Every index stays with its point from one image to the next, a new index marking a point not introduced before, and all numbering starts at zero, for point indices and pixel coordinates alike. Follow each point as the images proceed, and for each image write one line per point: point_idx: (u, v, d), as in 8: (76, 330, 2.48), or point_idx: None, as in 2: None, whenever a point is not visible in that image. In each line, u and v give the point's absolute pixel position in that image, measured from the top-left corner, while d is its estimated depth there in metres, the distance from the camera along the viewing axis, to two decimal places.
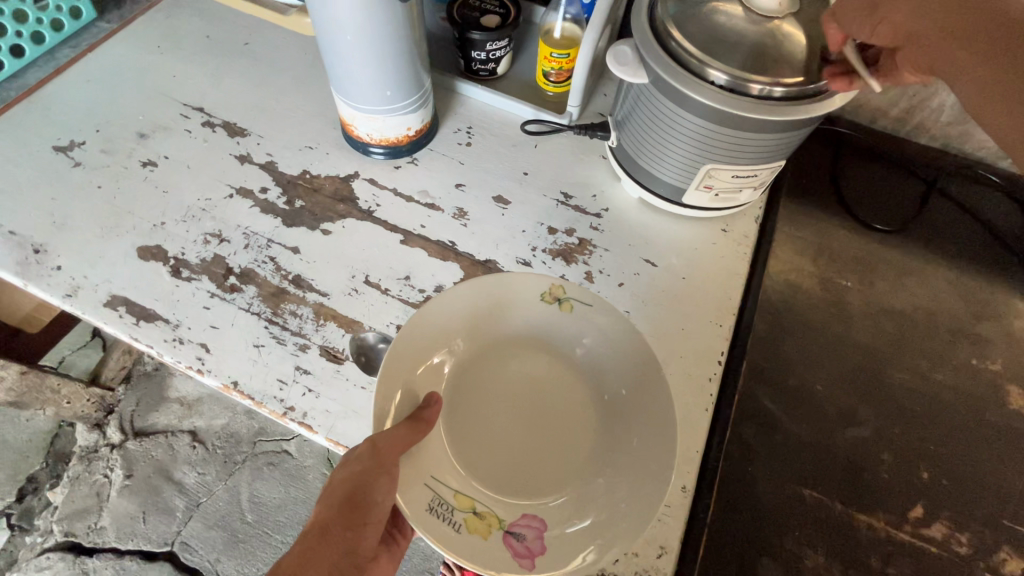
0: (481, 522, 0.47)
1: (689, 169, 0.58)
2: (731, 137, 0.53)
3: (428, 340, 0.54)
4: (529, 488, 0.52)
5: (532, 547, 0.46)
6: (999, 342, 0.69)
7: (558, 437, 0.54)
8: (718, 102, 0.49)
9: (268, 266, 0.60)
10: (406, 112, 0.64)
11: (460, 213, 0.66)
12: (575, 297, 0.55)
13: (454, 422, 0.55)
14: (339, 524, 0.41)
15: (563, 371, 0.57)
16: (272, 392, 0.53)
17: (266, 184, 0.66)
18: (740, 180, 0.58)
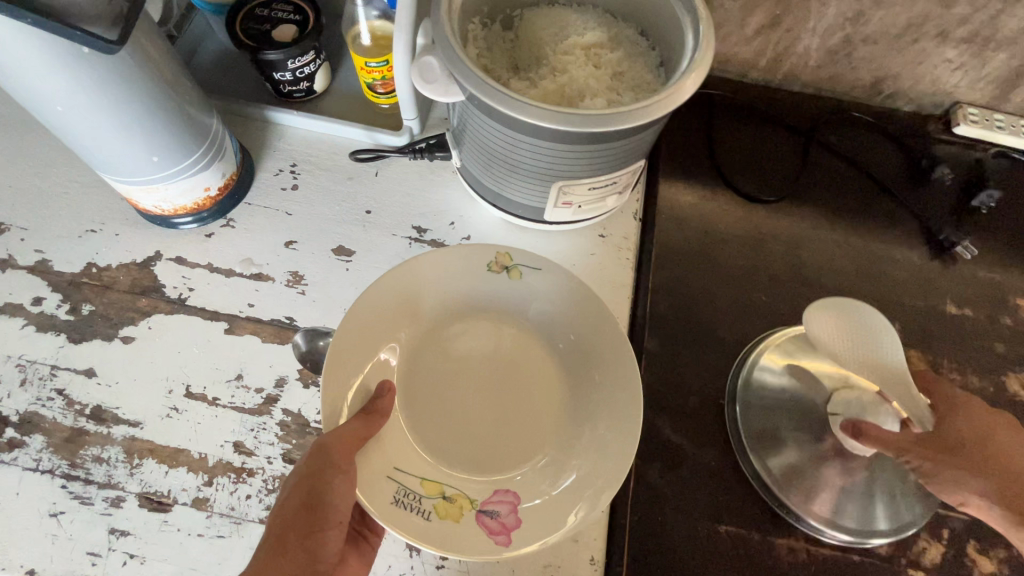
0: (453, 506, 0.44)
1: (542, 188, 0.50)
2: (575, 152, 0.44)
3: (369, 329, 0.49)
4: (504, 456, 0.48)
5: (506, 521, 0.44)
6: (919, 294, 0.58)
7: (528, 408, 0.50)
8: (544, 120, 0.40)
9: (55, 403, 0.48)
10: (192, 173, 0.51)
11: (296, 278, 0.55)
12: (524, 263, 0.51)
13: (413, 408, 0.49)
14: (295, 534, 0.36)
15: (521, 344, 0.52)
16: (83, 570, 0.43)
17: (40, 293, 0.53)
18: (600, 191, 0.50)
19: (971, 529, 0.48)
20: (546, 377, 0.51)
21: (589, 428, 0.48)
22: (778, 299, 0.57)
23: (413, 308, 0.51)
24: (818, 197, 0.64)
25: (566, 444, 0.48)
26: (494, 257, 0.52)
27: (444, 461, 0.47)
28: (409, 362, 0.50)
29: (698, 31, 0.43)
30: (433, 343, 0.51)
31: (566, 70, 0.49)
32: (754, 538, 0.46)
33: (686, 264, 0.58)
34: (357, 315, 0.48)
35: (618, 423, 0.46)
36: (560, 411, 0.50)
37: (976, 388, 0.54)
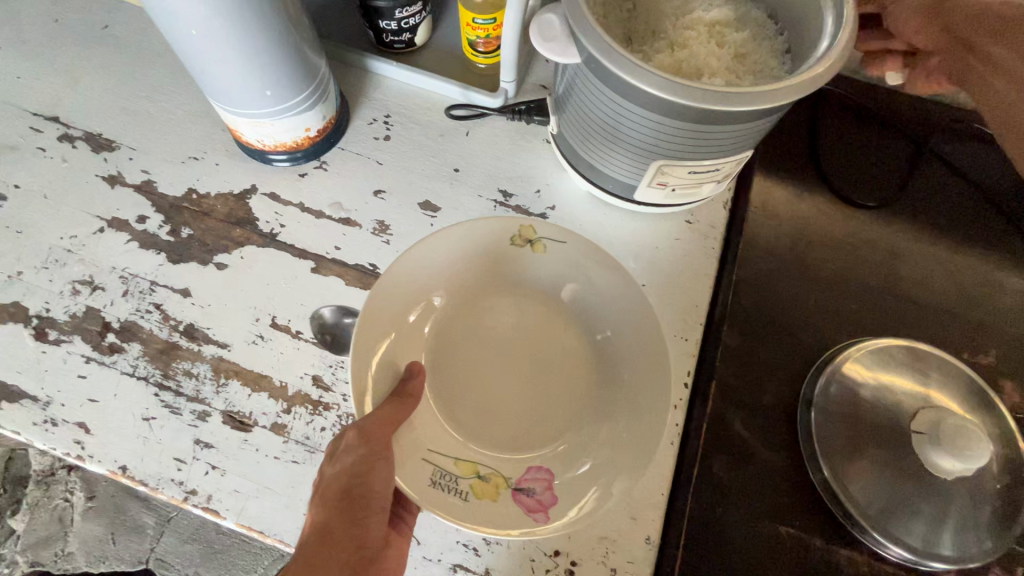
0: (488, 486, 0.43)
1: (642, 163, 0.48)
2: (689, 130, 0.42)
3: (404, 293, 0.47)
4: (530, 435, 0.46)
5: (543, 499, 0.42)
6: (1022, 323, 0.55)
7: (554, 389, 0.48)
8: (670, 91, 0.38)
9: (153, 317, 0.51)
10: (298, 111, 0.52)
11: (381, 227, 0.56)
12: (548, 235, 0.48)
13: (443, 380, 0.48)
14: (340, 524, 0.35)
15: (552, 322, 0.50)
16: (169, 474, 0.45)
17: (145, 211, 0.55)
18: (702, 175, 0.48)
19: None
20: (574, 358, 0.49)
21: (610, 421, 0.45)
22: (866, 309, 0.55)
23: (448, 276, 0.49)
24: (922, 210, 0.60)
25: (585, 435, 0.46)
26: (518, 230, 0.49)
27: (472, 435, 0.46)
28: (440, 329, 0.49)
29: (840, 22, 0.40)
30: (464, 313, 0.50)
31: (685, 48, 0.48)
32: (813, 544, 0.46)
33: (770, 263, 0.57)
34: (394, 279, 0.46)
35: (639, 420, 0.43)
36: (588, 394, 0.47)
37: None
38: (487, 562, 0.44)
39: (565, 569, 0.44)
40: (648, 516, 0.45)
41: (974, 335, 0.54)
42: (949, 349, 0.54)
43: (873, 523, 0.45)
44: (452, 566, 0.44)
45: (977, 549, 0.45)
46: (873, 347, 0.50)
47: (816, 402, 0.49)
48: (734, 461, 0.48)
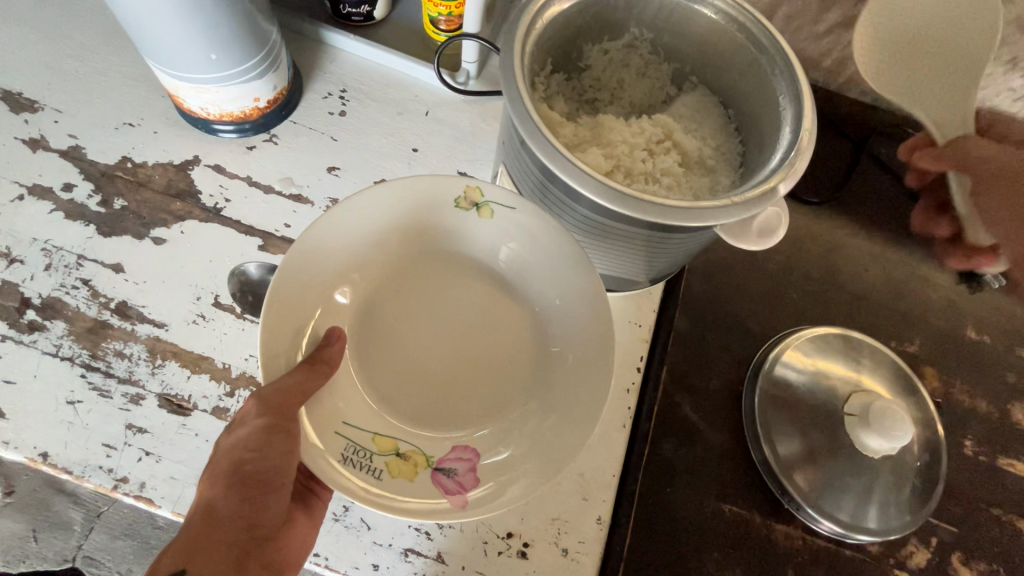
0: (406, 464, 0.40)
1: (601, 244, 0.46)
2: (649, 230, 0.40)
3: (331, 258, 0.44)
4: (456, 412, 0.44)
5: (464, 482, 0.40)
6: (943, 315, 0.59)
7: (488, 366, 0.45)
8: (629, 210, 0.36)
9: (80, 293, 0.47)
10: (245, 79, 0.49)
11: (335, 205, 0.54)
12: (496, 198, 0.45)
13: (370, 353, 0.44)
14: (227, 503, 0.31)
15: (494, 294, 0.47)
16: (96, 461, 0.42)
17: (71, 179, 0.51)
18: (661, 258, 0.47)
19: (958, 541, 0.50)
20: (511, 334, 0.46)
21: (541, 404, 0.44)
22: (807, 298, 0.58)
23: (382, 242, 0.46)
24: (860, 207, 0.63)
25: (514, 412, 0.44)
26: (462, 191, 0.45)
27: (399, 411, 0.43)
28: (368, 299, 0.45)
29: (797, 139, 0.38)
30: (398, 281, 0.46)
31: (640, 131, 0.44)
32: (755, 521, 0.48)
33: (720, 253, 0.58)
34: (317, 241, 0.42)
35: (576, 398, 0.42)
36: (522, 372, 0.45)
37: (982, 412, 0.56)
38: (439, 546, 0.43)
39: (518, 549, 0.44)
40: (599, 495, 0.46)
41: (902, 325, 0.58)
42: (880, 337, 0.57)
43: (809, 500, 0.48)
44: (402, 551, 0.43)
45: (897, 522, 0.48)
46: (810, 334, 0.53)
47: (758, 387, 0.51)
48: (683, 442, 0.50)
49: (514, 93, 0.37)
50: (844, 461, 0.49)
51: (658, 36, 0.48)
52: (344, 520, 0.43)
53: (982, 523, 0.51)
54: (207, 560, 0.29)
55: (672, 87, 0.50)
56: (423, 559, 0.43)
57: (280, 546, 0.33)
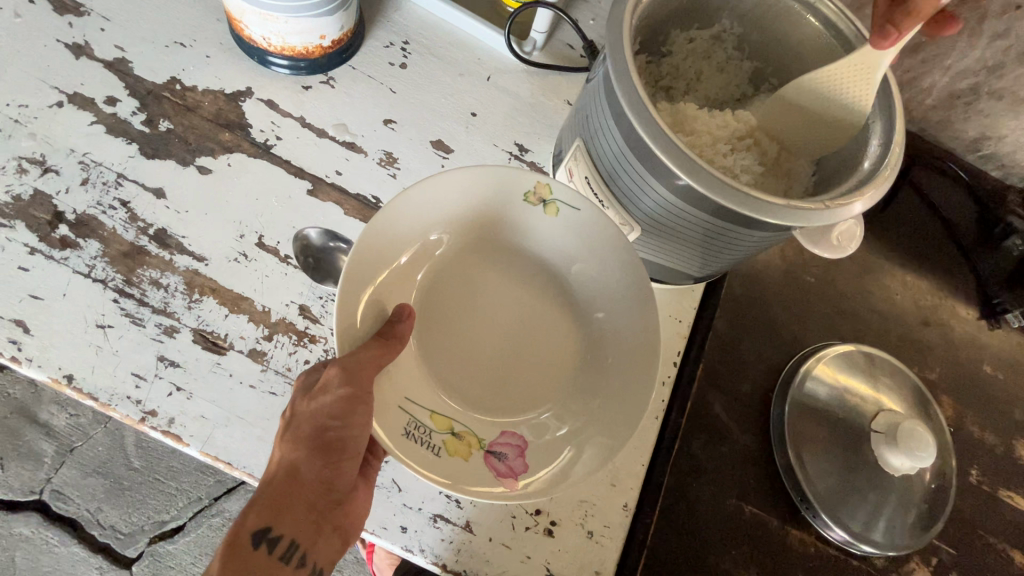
0: (461, 444, 0.41)
1: (661, 243, 0.45)
2: (723, 230, 0.40)
3: (402, 225, 0.42)
4: (503, 397, 0.44)
5: (514, 466, 0.40)
6: (963, 348, 0.61)
7: (537, 356, 0.45)
8: (726, 200, 0.35)
9: (118, 215, 0.44)
10: (317, 14, 0.47)
11: (389, 159, 0.52)
12: (563, 198, 0.44)
13: (427, 332, 0.44)
14: (309, 468, 0.35)
15: (549, 290, 0.46)
16: (124, 390, 0.40)
17: (115, 93, 0.48)
18: (715, 262, 0.46)
19: (955, 563, 0.52)
20: (562, 333, 0.46)
21: (587, 406, 0.43)
22: (839, 315, 0.59)
23: (452, 219, 0.45)
24: (897, 233, 0.64)
25: (563, 409, 0.44)
26: (532, 186, 0.44)
27: (451, 393, 0.43)
28: (432, 272, 0.45)
29: (887, 152, 0.37)
30: (462, 259, 0.46)
31: (726, 123, 0.43)
32: (772, 524, 0.49)
33: (761, 260, 0.59)
34: (392, 209, 0.41)
35: (619, 403, 0.42)
36: (568, 373, 0.45)
37: (989, 444, 0.57)
38: (468, 515, 0.43)
39: (545, 527, 0.44)
40: (628, 483, 0.46)
41: (923, 352, 0.60)
42: (903, 362, 0.59)
43: (827, 509, 0.49)
44: (432, 516, 0.42)
45: (903, 542, 0.50)
46: (843, 350, 0.54)
47: (789, 396, 0.52)
48: (711, 440, 0.50)
49: (625, 64, 0.36)
50: (862, 476, 0.51)
51: (749, 32, 0.48)
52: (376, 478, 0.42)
53: (979, 549, 0.53)
54: (291, 518, 0.34)
55: (748, 85, 0.50)
56: (452, 526, 0.42)
57: (348, 508, 0.37)
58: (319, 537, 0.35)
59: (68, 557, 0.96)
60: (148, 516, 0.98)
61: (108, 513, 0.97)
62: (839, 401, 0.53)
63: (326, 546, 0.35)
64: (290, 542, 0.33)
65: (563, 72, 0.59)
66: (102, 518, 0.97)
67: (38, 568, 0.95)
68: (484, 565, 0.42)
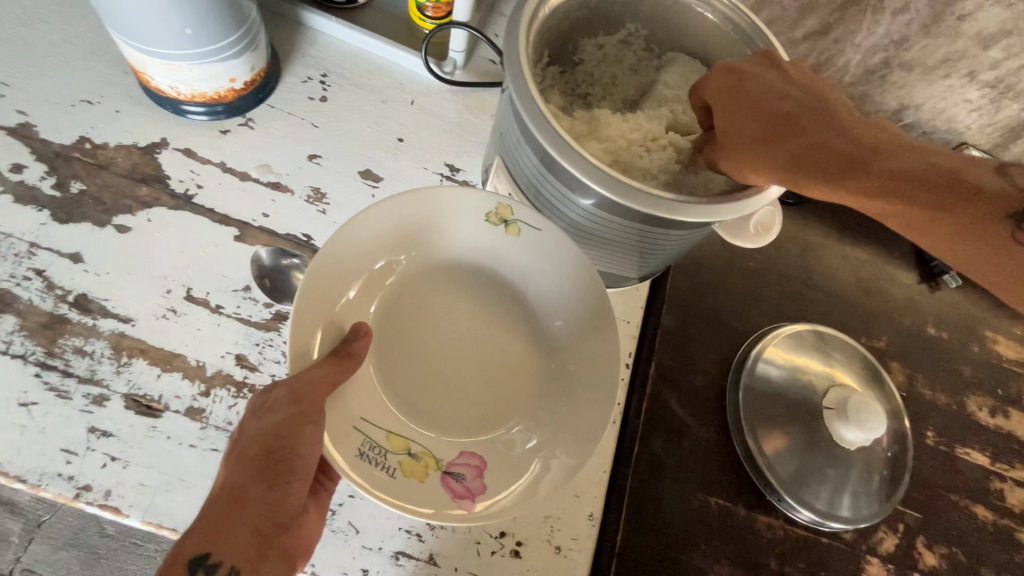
0: (418, 465, 0.40)
1: (596, 249, 0.45)
2: (648, 232, 0.40)
3: (344, 258, 0.42)
4: (463, 421, 0.43)
5: (472, 486, 0.39)
6: (906, 313, 0.62)
7: (500, 372, 0.45)
8: (641, 206, 0.35)
9: (33, 285, 0.43)
10: (222, 59, 0.46)
11: (317, 196, 0.52)
12: (524, 219, 0.43)
13: (388, 356, 0.44)
14: (257, 488, 0.33)
15: (510, 306, 0.46)
16: (54, 468, 0.39)
17: (20, 159, 0.46)
18: (651, 263, 0.47)
19: (922, 526, 0.53)
20: (527, 347, 0.46)
21: (553, 415, 0.43)
22: (785, 296, 0.60)
23: (404, 242, 0.45)
24: (834, 209, 0.66)
25: (530, 422, 0.44)
26: (493, 206, 0.43)
27: (416, 416, 0.42)
28: (386, 299, 0.45)
29: None
30: (419, 283, 0.46)
31: (637, 127, 0.44)
32: (739, 512, 0.49)
33: (702, 252, 0.59)
34: (335, 243, 0.40)
35: (585, 410, 0.42)
36: (536, 385, 0.45)
37: (942, 404, 0.59)
38: (431, 548, 0.42)
39: (510, 549, 0.43)
40: (591, 492, 0.46)
41: (869, 322, 0.61)
42: (850, 334, 0.60)
43: (791, 491, 0.49)
44: (393, 554, 0.41)
45: (868, 512, 0.50)
46: (788, 331, 0.55)
47: (743, 384, 0.52)
48: (671, 437, 0.51)
49: (524, 88, 0.36)
50: (823, 455, 0.51)
51: (653, 33, 0.49)
52: (332, 523, 0.41)
53: (945, 509, 0.54)
54: (233, 545, 0.31)
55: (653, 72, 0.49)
56: (415, 561, 0.42)
57: (297, 532, 0.35)
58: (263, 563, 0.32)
59: None
60: None
61: None
62: (793, 382, 0.53)
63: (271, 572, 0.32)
64: (231, 569, 0.30)
65: (487, 88, 0.59)
66: None
67: None
68: None
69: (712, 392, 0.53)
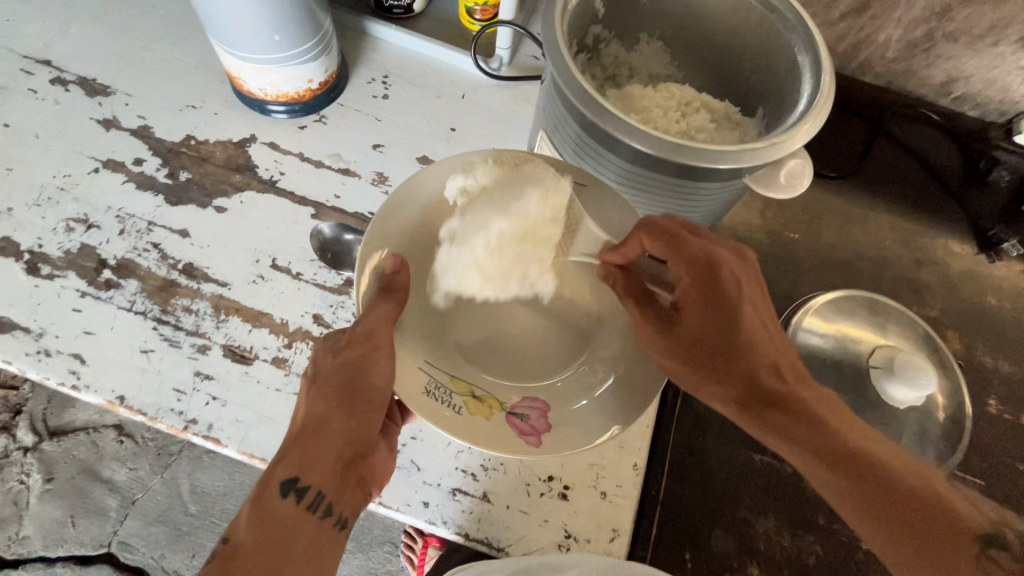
0: (481, 405, 0.43)
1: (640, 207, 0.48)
2: (684, 187, 0.43)
3: (409, 211, 0.45)
4: (531, 365, 0.46)
5: (537, 424, 0.43)
6: (963, 281, 0.61)
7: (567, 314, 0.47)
8: (680, 158, 0.38)
9: (151, 255, 0.51)
10: (304, 61, 0.53)
11: (381, 178, 0.58)
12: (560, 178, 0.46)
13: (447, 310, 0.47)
14: (336, 420, 0.38)
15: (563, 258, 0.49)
16: (168, 403, 0.46)
17: (141, 154, 0.55)
18: (691, 221, 0.49)
19: (986, 493, 0.51)
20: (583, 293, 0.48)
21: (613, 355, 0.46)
22: (826, 267, 0.61)
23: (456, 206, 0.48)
24: (879, 182, 0.66)
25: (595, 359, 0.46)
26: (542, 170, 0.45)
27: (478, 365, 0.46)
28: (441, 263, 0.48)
29: (819, 83, 0.40)
30: None
31: (670, 95, 0.47)
32: (784, 469, 0.50)
33: (735, 232, 0.62)
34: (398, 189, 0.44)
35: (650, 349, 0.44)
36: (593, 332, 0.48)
37: (1006, 372, 0.57)
38: (485, 486, 0.46)
39: (558, 491, 0.46)
40: (635, 444, 0.48)
41: (919, 291, 0.60)
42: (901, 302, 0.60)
43: None
44: (451, 490, 0.45)
45: None
46: (833, 297, 0.55)
47: (786, 347, 0.54)
48: None
49: (560, 60, 0.41)
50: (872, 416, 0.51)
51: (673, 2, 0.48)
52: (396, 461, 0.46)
53: (1011, 478, 0.52)
54: (318, 472, 0.36)
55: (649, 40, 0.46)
56: (471, 498, 0.45)
57: (370, 465, 0.39)
58: (346, 478, 0.37)
59: None
60: None
61: (171, 559, 1.09)
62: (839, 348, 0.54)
63: (350, 499, 0.37)
64: (319, 492, 0.35)
65: (531, 81, 0.64)
66: (167, 563, 1.09)
67: None
68: (505, 532, 0.45)
69: None
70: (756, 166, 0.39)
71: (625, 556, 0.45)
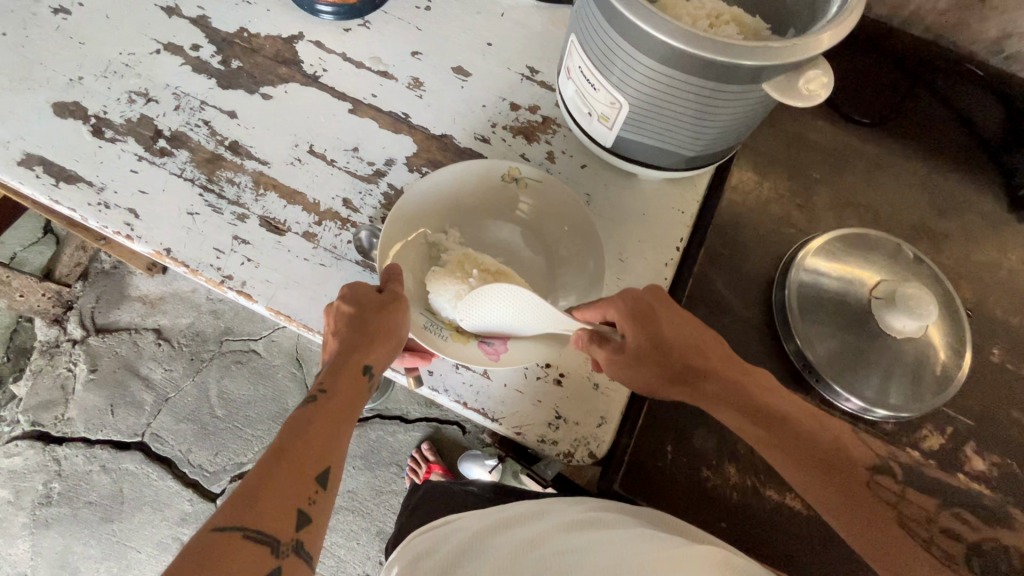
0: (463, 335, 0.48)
1: (657, 123, 0.49)
2: (702, 92, 0.44)
3: (419, 206, 0.51)
4: None
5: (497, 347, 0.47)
6: (987, 237, 0.61)
7: (552, 265, 0.54)
8: (702, 51, 0.40)
9: (201, 131, 0.55)
10: None
11: (416, 83, 0.60)
12: (530, 174, 0.53)
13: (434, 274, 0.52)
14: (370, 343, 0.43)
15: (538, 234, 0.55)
16: (208, 260, 0.51)
17: (198, 41, 0.59)
18: (706, 138, 0.50)
19: (971, 433, 0.54)
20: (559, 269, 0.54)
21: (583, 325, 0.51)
22: (846, 210, 0.61)
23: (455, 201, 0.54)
24: (914, 134, 0.65)
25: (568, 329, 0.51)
26: (506, 170, 0.53)
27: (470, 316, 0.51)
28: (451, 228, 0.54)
29: None
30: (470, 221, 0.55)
31: (701, 6, 0.47)
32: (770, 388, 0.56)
33: (758, 169, 0.63)
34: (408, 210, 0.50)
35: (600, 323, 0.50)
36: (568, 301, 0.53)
37: (1016, 327, 0.58)
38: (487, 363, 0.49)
39: (554, 378, 0.49)
40: None
41: (939, 242, 0.61)
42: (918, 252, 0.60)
43: (833, 377, 0.52)
44: (455, 363, 0.49)
45: (915, 406, 0.51)
46: (847, 232, 0.56)
47: (792, 279, 0.55)
48: None
49: None
50: (874, 348, 0.52)
51: None
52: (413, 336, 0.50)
53: (1000, 423, 0.54)
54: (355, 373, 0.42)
55: None
56: (472, 372, 0.49)
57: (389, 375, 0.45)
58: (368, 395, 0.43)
59: (165, 489, 1.16)
60: (230, 457, 1.18)
61: (196, 454, 1.18)
62: (846, 283, 0.54)
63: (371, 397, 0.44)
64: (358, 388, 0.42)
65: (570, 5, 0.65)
66: (192, 458, 1.18)
67: (141, 498, 1.15)
68: (500, 406, 0.48)
69: (749, 283, 0.59)
70: (776, 68, 0.41)
71: (611, 441, 0.48)
